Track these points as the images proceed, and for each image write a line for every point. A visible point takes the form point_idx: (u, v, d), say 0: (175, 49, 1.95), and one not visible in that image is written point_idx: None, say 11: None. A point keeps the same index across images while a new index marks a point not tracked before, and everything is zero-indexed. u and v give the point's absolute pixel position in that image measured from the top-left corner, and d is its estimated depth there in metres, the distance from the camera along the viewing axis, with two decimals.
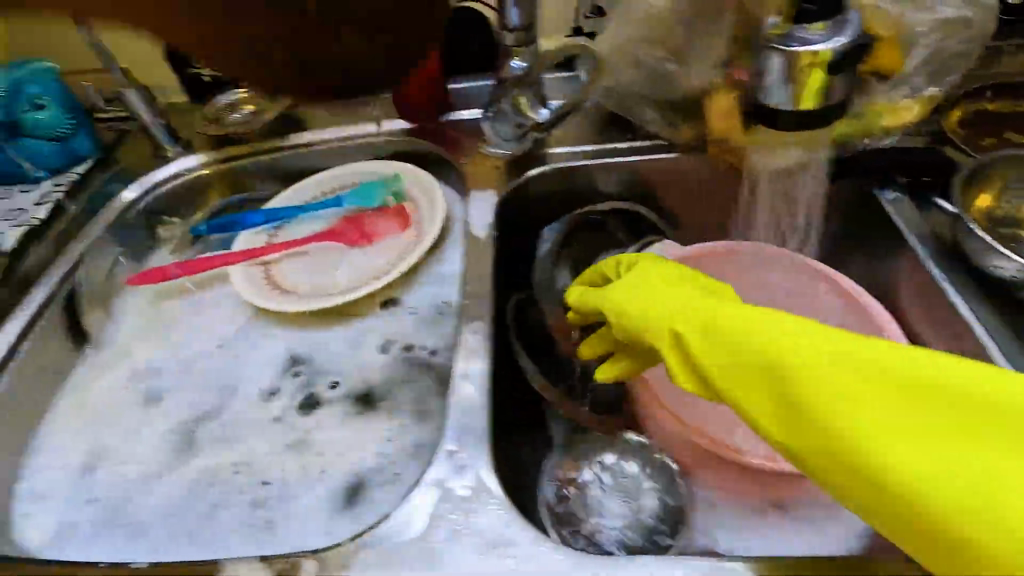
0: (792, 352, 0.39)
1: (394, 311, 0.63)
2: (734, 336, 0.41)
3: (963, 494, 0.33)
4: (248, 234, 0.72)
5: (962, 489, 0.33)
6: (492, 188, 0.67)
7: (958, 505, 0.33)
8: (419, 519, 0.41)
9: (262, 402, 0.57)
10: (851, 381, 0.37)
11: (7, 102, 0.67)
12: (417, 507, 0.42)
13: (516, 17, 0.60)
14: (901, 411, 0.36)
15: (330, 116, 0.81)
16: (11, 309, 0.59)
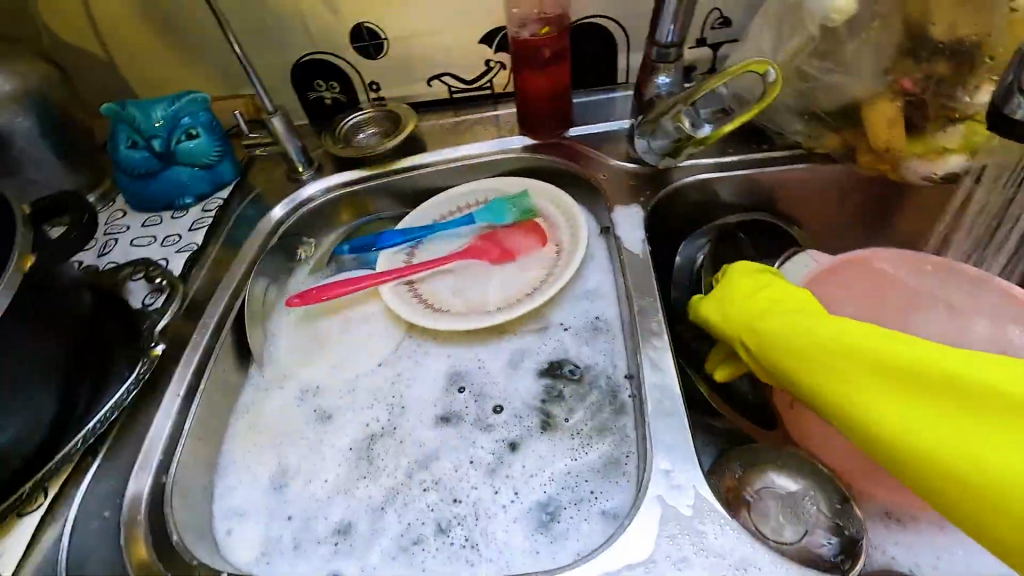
0: (854, 350, 0.48)
1: (546, 327, 0.64)
2: (810, 331, 0.51)
3: (963, 456, 0.42)
4: (388, 254, 0.74)
5: (980, 462, 0.42)
6: (634, 202, 0.68)
7: (953, 460, 0.43)
8: (650, 537, 0.41)
9: (439, 423, 0.59)
10: (889, 377, 0.46)
11: (164, 134, 0.69)
12: (644, 525, 0.42)
13: (671, 34, 0.61)
14: (933, 401, 0.45)
15: (451, 135, 0.83)
16: (189, 332, 0.62)
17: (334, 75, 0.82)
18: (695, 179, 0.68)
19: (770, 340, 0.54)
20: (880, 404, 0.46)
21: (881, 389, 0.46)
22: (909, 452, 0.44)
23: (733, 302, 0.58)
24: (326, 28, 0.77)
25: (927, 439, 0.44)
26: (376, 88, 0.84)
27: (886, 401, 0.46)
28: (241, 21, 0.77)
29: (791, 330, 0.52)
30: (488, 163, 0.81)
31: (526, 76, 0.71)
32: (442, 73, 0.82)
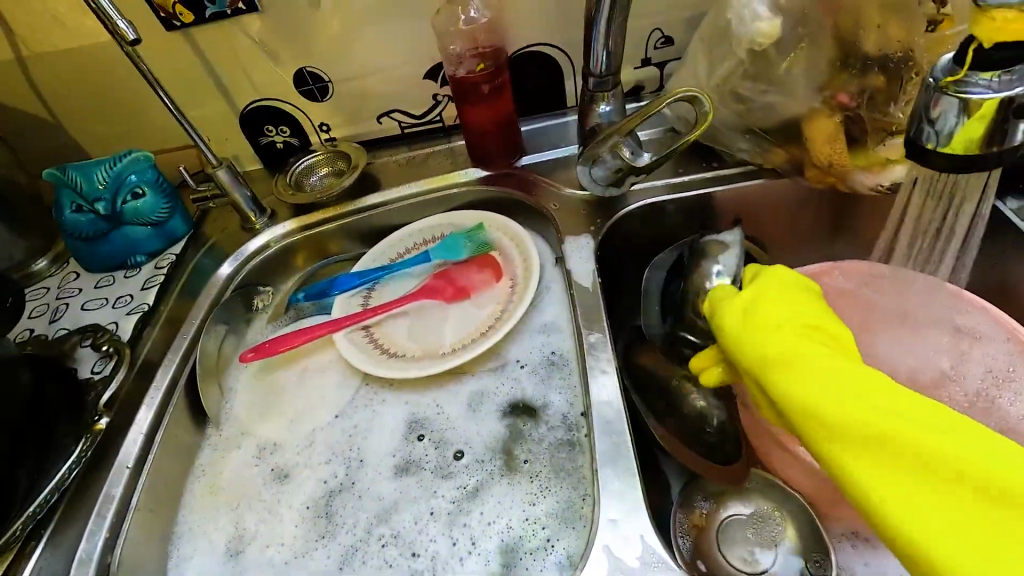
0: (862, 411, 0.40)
1: (503, 365, 0.63)
2: (821, 374, 0.43)
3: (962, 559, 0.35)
4: (344, 297, 0.73)
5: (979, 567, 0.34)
6: (585, 231, 0.67)
7: (943, 558, 0.35)
8: None
9: (396, 474, 0.57)
10: (891, 447, 0.39)
11: (109, 196, 0.69)
12: None
13: (605, 64, 0.60)
14: (940, 487, 0.37)
15: (405, 171, 0.83)
16: (140, 398, 0.61)
17: (283, 119, 0.82)
18: (645, 204, 0.67)
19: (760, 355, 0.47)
20: (869, 475, 0.39)
21: (878, 457, 0.39)
22: (891, 531, 0.38)
23: (738, 315, 0.50)
24: (268, 75, 0.77)
25: (918, 528, 0.37)
26: (326, 129, 0.83)
27: (865, 466, 0.39)
28: (182, 75, 0.77)
29: (790, 356, 0.45)
30: (442, 198, 0.80)
31: (469, 110, 0.70)
32: (390, 110, 0.81)
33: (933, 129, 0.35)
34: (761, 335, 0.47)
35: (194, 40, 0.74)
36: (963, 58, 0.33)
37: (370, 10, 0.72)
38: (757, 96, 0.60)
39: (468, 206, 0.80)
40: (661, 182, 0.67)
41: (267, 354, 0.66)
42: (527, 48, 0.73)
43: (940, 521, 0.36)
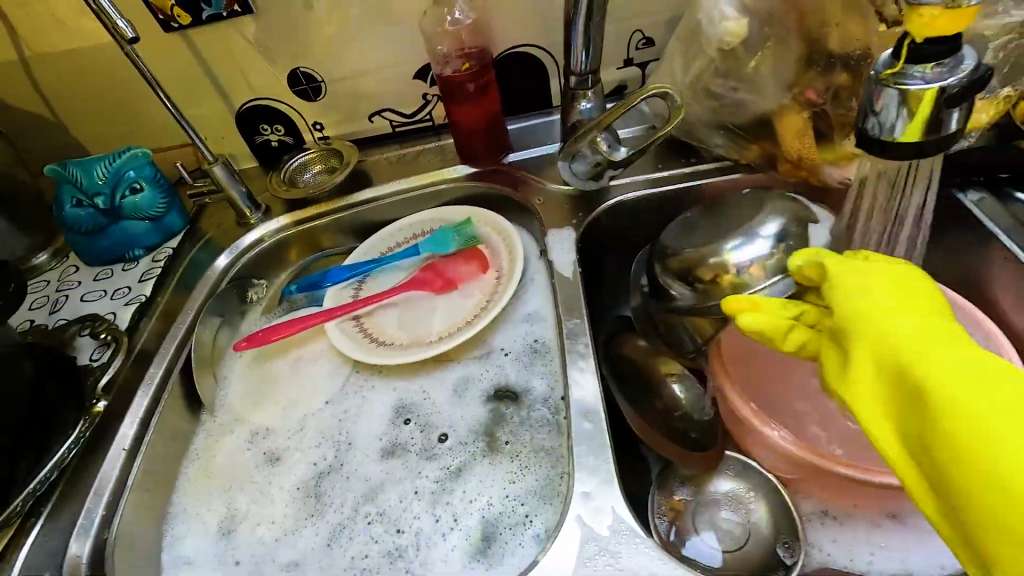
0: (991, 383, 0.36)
1: (488, 353, 0.65)
2: (947, 349, 0.38)
3: None
4: (336, 289, 0.75)
5: None
6: (568, 224, 0.70)
7: None
8: (567, 563, 0.42)
9: (383, 456, 0.59)
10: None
11: (108, 191, 0.71)
12: (564, 550, 0.43)
13: (584, 63, 0.63)
14: None
15: (395, 168, 0.85)
16: (136, 384, 0.63)
17: (277, 118, 0.84)
18: (626, 197, 0.69)
19: (872, 314, 0.42)
20: (1000, 443, 0.33)
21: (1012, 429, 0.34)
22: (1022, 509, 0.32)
23: (844, 282, 0.45)
24: (262, 75, 0.79)
25: None
26: (320, 128, 0.86)
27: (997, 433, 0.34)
28: (180, 76, 0.80)
29: (908, 325, 0.40)
30: (432, 194, 0.82)
31: (456, 108, 0.73)
32: (381, 109, 0.84)
33: (878, 121, 0.37)
34: (874, 302, 0.42)
35: (191, 40, 0.76)
36: (899, 53, 0.36)
37: (361, 12, 0.75)
38: (730, 94, 0.62)
39: (456, 202, 0.83)
40: (641, 177, 0.70)
41: (259, 343, 0.68)
42: (513, 48, 0.76)
43: None
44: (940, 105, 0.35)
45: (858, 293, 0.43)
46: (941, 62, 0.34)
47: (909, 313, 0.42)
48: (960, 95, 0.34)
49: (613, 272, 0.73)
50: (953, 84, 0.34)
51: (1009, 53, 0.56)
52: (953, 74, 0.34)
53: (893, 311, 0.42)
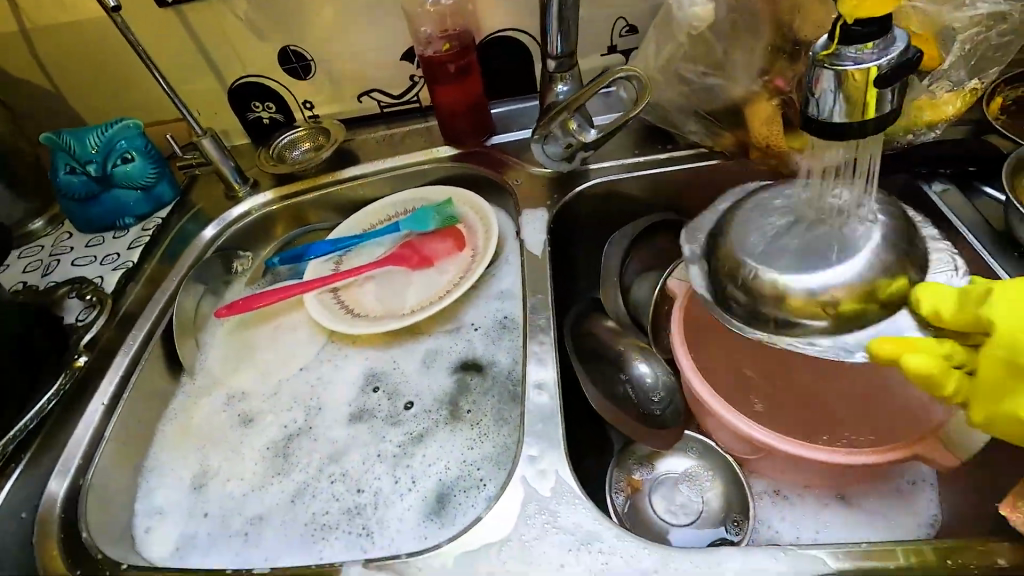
0: None
1: (458, 327, 0.67)
2: None
3: None
4: (318, 262, 0.78)
5: None
6: (543, 205, 0.71)
7: None
8: (507, 520, 0.44)
9: (350, 420, 0.61)
10: None
11: (100, 159, 0.74)
12: (506, 507, 0.45)
13: (560, 46, 0.64)
14: None
15: (382, 148, 0.87)
16: (119, 344, 0.66)
17: (269, 96, 0.87)
18: (600, 181, 0.71)
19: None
20: None
21: None
22: None
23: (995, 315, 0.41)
24: (254, 52, 0.82)
25: None
26: (310, 106, 0.88)
27: None
28: (174, 51, 0.82)
29: None
30: (415, 174, 0.84)
31: (439, 89, 0.74)
32: (369, 89, 0.86)
33: (818, 103, 0.38)
34: None
35: (185, 16, 0.79)
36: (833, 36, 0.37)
37: None
38: (703, 81, 0.63)
39: (439, 183, 0.85)
40: (617, 161, 0.71)
41: (239, 311, 0.70)
42: (497, 32, 0.77)
43: None
44: (875, 85, 0.36)
45: (1018, 309, 0.40)
46: (870, 44, 0.36)
47: None
48: (891, 74, 0.35)
49: (587, 255, 0.74)
50: (884, 64, 0.35)
51: (976, 46, 0.57)
52: (883, 54, 0.36)
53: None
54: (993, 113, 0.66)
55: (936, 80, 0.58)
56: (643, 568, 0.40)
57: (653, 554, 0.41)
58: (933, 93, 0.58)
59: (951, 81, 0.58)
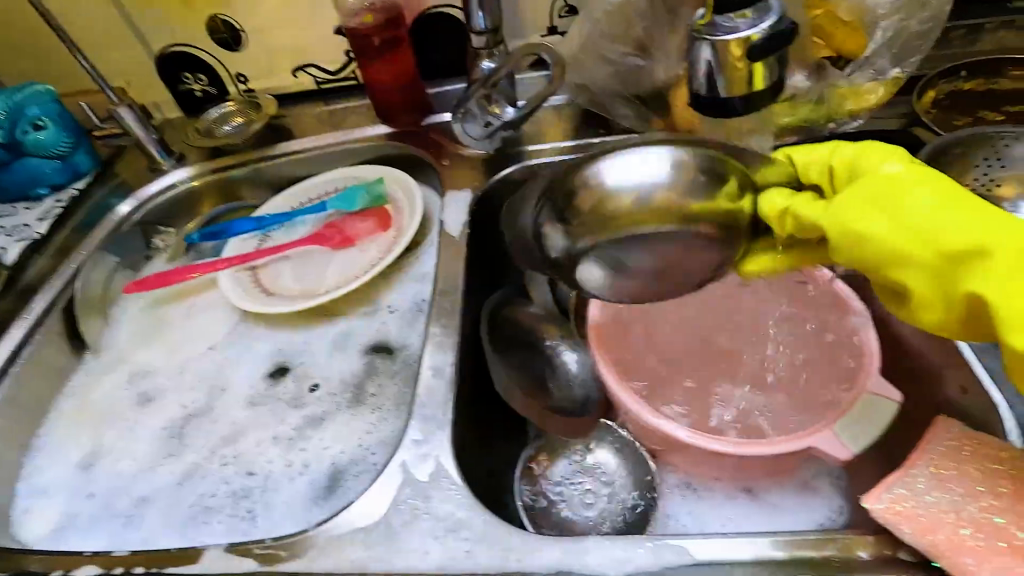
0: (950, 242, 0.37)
1: (375, 309, 0.65)
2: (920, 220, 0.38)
3: None
4: (240, 240, 0.75)
5: None
6: (470, 187, 0.69)
7: None
8: (382, 500, 0.43)
9: (251, 403, 0.59)
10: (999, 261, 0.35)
11: (6, 124, 0.70)
12: (382, 487, 0.43)
13: (482, 21, 0.61)
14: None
15: (319, 125, 0.85)
16: (14, 318, 0.63)
17: (200, 67, 0.83)
18: (533, 163, 0.68)
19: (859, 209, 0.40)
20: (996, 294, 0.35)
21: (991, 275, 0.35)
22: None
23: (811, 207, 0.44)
24: (182, 20, 0.78)
25: None
26: (243, 80, 0.85)
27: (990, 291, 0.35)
28: (95, 16, 0.78)
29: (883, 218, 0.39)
30: (349, 153, 0.82)
31: (369, 65, 0.72)
32: (305, 64, 0.83)
33: (702, 79, 0.37)
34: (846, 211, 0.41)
35: None
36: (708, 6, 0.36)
37: None
38: (628, 62, 0.61)
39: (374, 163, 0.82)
40: (551, 144, 0.68)
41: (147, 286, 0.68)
42: (431, 10, 0.74)
43: None
44: (752, 56, 0.34)
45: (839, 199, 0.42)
46: (742, 15, 0.34)
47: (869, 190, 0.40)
48: (767, 45, 0.34)
49: None
50: (757, 34, 0.34)
51: (901, 32, 0.55)
52: (757, 24, 0.34)
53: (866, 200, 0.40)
54: (924, 107, 0.66)
55: (860, 68, 0.57)
56: (508, 557, 0.39)
57: (518, 540, 0.39)
58: (854, 81, 0.57)
59: (873, 70, 0.57)
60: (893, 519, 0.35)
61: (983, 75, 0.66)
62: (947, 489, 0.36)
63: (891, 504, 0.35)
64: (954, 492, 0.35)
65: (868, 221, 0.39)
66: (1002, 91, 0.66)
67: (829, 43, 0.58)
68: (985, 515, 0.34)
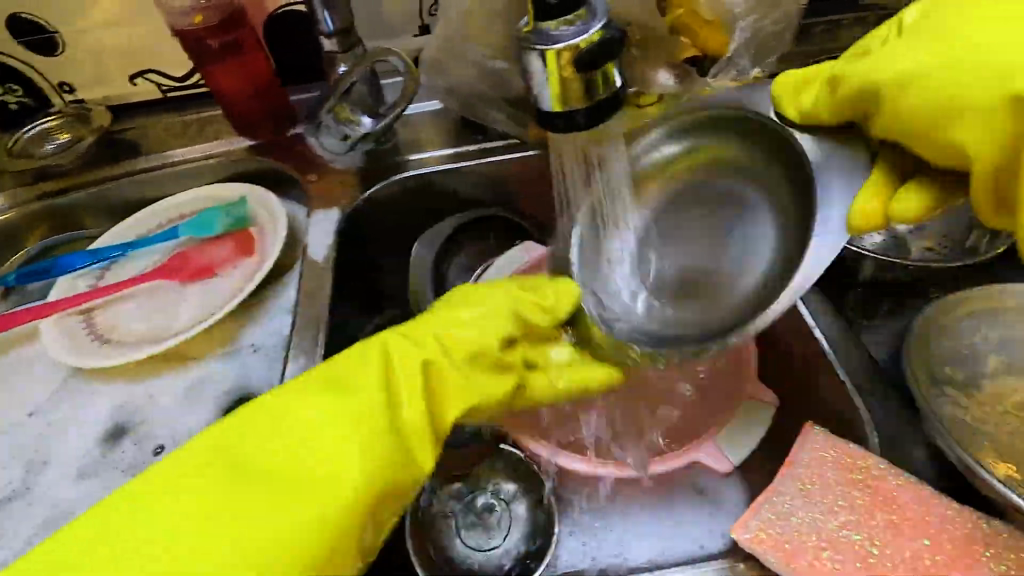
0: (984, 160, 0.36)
1: (235, 349, 0.58)
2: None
3: (1009, 152, 0.36)
4: (68, 279, 0.65)
5: (994, 126, 0.36)
6: (338, 204, 0.63)
7: (989, 164, 0.36)
8: None
9: (81, 476, 0.52)
10: (995, 143, 0.36)
11: None
12: None
13: (330, 22, 0.55)
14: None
15: (171, 136, 0.74)
16: None
17: (9, 74, 0.69)
18: (412, 174, 0.63)
19: (965, 101, 0.37)
20: (965, 131, 0.37)
21: (999, 143, 0.36)
22: (1012, 147, 0.36)
23: (1002, 120, 0.36)
24: None
25: (998, 151, 0.36)
26: (69, 89, 0.72)
27: (985, 134, 0.36)
28: None
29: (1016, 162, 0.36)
30: (203, 168, 0.72)
31: (212, 71, 0.64)
32: (143, 70, 0.71)
33: (537, 92, 0.34)
34: (972, 117, 0.36)
35: None
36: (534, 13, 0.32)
37: None
38: (495, 67, 0.57)
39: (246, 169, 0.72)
40: (426, 153, 0.63)
41: None
42: (280, 10, 0.66)
43: (1001, 134, 0.36)
44: (584, 64, 0.31)
45: (1001, 136, 0.36)
46: (569, 21, 0.31)
47: (976, 117, 0.37)
48: (598, 51, 0.31)
49: (393, 259, 0.66)
50: (585, 41, 0.31)
51: (756, 34, 0.56)
52: (584, 31, 0.31)
53: (989, 73, 0.36)
54: None
55: (722, 69, 0.57)
56: None
57: None
58: (720, 81, 0.56)
59: (736, 70, 0.56)
60: (759, 547, 0.39)
61: None
62: (813, 507, 0.41)
63: (756, 532, 0.40)
64: (819, 509, 0.41)
65: (948, 125, 0.37)
66: None
67: (695, 42, 0.55)
68: (841, 532, 0.39)
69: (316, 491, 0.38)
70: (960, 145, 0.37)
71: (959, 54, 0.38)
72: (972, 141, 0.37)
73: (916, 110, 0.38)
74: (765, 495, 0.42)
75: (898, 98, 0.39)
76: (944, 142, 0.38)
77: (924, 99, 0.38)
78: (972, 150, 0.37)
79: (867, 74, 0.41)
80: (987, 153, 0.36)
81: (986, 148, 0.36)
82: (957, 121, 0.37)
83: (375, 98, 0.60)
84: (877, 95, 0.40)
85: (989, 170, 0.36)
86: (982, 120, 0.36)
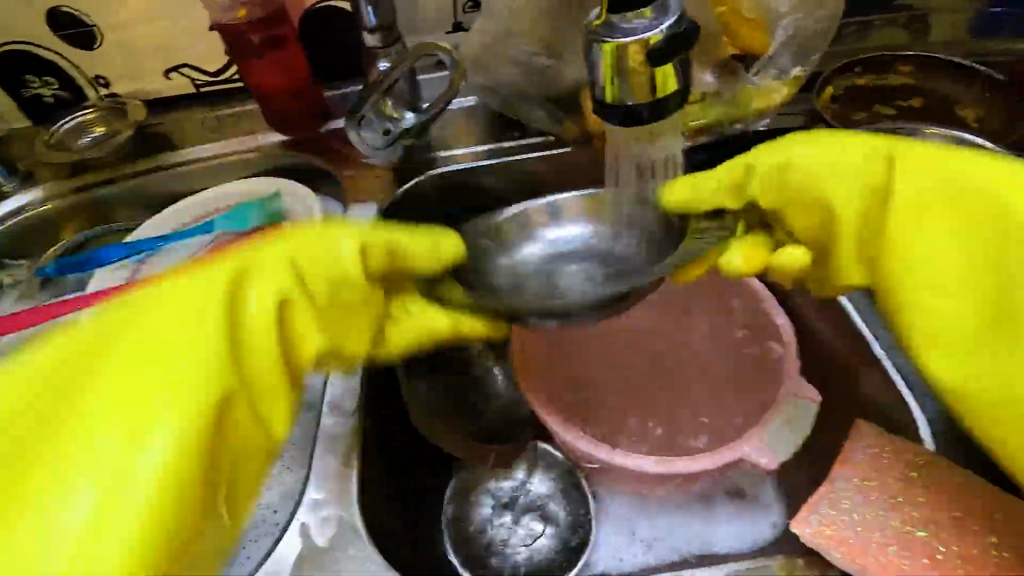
0: (985, 268, 0.38)
1: None
2: (952, 282, 0.39)
3: (990, 277, 0.38)
4: (107, 272, 0.65)
5: (973, 311, 0.38)
6: (375, 199, 0.63)
7: (982, 321, 0.38)
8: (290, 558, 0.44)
9: None
10: (988, 298, 0.38)
11: None
12: (290, 547, 0.44)
13: (372, 17, 0.55)
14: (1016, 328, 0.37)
15: (205, 131, 0.74)
16: None
17: (46, 67, 0.70)
18: (450, 170, 0.63)
19: (954, 260, 0.39)
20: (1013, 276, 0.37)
21: (948, 281, 0.39)
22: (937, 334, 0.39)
23: (986, 236, 0.38)
24: (13, 13, 0.65)
25: (932, 313, 0.39)
26: (105, 83, 0.72)
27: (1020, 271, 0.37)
28: None
29: (926, 308, 0.39)
30: (238, 163, 0.73)
31: (251, 65, 0.64)
32: (178, 65, 0.71)
33: (601, 85, 0.34)
34: (948, 255, 0.39)
35: None
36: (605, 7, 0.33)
37: None
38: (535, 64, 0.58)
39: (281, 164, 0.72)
40: (463, 150, 0.63)
41: None
42: (318, 6, 0.66)
43: (955, 289, 0.39)
44: (652, 59, 0.32)
45: (972, 226, 0.39)
46: (640, 15, 0.32)
47: (957, 238, 0.39)
48: (668, 46, 0.31)
49: None
50: (656, 36, 0.32)
51: (800, 31, 0.55)
52: (655, 25, 0.32)
53: (971, 240, 0.39)
54: (826, 102, 0.66)
55: (764, 68, 0.56)
56: None
57: None
58: (761, 80, 0.56)
59: (777, 69, 0.56)
60: (820, 540, 0.40)
61: (877, 71, 0.68)
62: (867, 505, 0.41)
63: (818, 527, 0.41)
64: (874, 507, 0.41)
65: (930, 296, 0.39)
66: (894, 85, 0.68)
67: (735, 40, 0.56)
68: (907, 529, 0.40)
69: (240, 448, 0.39)
70: (953, 336, 0.39)
71: (996, 176, 0.38)
72: (942, 278, 0.39)
73: (874, 192, 0.41)
74: (818, 492, 0.42)
75: (860, 225, 0.41)
76: (912, 218, 0.40)
77: (918, 186, 0.40)
78: (992, 260, 0.38)
79: (920, 192, 0.40)
80: (986, 293, 0.38)
81: (980, 317, 0.38)
82: (914, 248, 0.40)
83: (414, 95, 0.60)
84: (854, 198, 0.41)
85: (990, 341, 0.38)
86: (961, 261, 0.39)
